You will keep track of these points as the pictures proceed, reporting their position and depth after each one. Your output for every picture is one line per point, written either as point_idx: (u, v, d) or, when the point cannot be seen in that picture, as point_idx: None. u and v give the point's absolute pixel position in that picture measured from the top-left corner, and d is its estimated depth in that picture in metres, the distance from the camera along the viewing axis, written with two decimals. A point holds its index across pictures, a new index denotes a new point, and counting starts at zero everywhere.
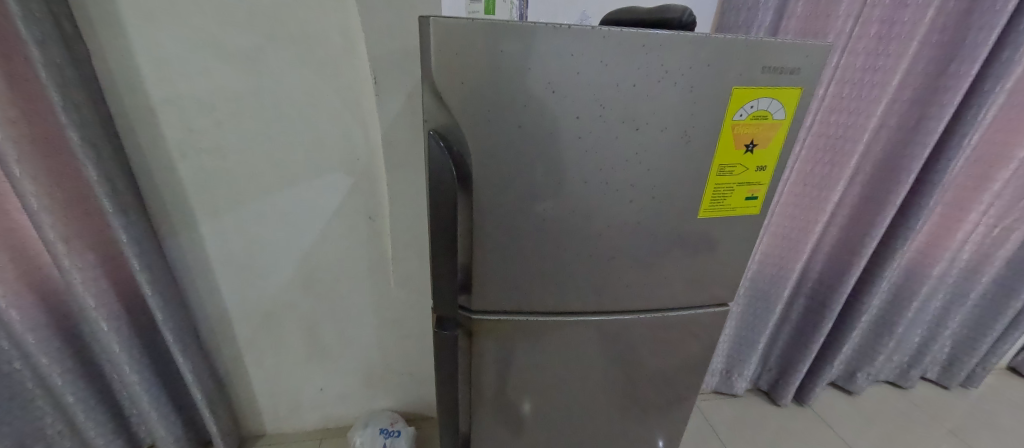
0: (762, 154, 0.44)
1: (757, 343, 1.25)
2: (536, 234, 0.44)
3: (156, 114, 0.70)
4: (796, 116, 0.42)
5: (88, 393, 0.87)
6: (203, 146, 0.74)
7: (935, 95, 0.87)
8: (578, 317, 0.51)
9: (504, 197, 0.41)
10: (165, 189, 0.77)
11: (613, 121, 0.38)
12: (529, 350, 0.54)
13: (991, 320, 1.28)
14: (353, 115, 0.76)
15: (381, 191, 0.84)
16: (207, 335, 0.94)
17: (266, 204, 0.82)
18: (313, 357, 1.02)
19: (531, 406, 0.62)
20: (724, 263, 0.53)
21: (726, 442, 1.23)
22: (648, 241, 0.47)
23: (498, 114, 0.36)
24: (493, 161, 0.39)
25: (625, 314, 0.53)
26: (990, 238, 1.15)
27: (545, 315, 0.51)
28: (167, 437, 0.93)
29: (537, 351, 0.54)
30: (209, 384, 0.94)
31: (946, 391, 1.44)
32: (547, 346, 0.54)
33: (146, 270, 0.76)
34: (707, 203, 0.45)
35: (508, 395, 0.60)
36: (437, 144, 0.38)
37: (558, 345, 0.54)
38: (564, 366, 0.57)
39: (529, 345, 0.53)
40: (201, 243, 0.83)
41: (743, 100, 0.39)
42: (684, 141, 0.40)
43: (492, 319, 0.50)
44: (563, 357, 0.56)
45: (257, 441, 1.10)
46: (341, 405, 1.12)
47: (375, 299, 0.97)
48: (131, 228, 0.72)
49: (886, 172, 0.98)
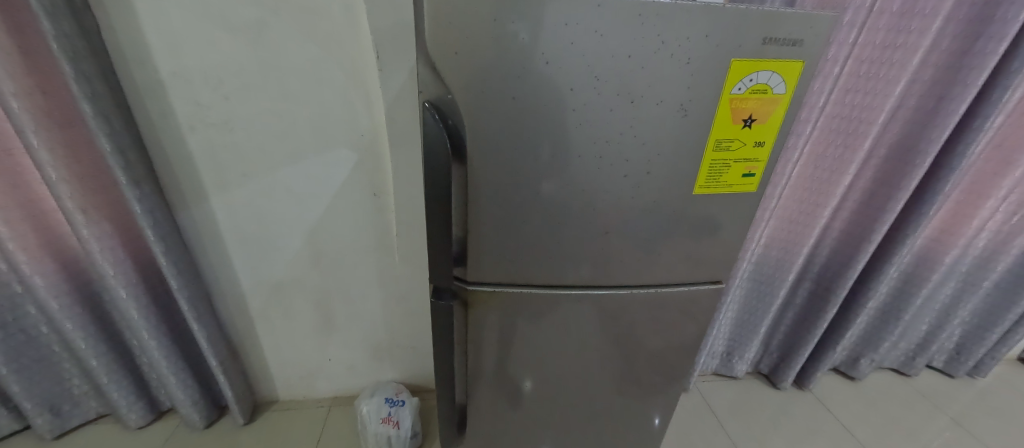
0: (761, 129, 0.43)
1: (759, 326, 1.26)
2: (531, 208, 0.45)
3: (165, 89, 0.72)
4: (797, 90, 0.41)
5: (110, 356, 0.93)
6: (212, 121, 0.76)
7: (958, 75, 0.84)
8: (571, 291, 0.52)
9: (498, 169, 0.42)
10: (176, 162, 0.80)
11: (609, 94, 0.38)
12: (527, 323, 0.55)
13: (1003, 310, 1.25)
14: (357, 93, 0.77)
15: (385, 167, 0.85)
16: (220, 305, 0.98)
17: (275, 179, 0.84)
18: (321, 328, 1.07)
19: (531, 384, 0.65)
20: (720, 241, 0.53)
21: (724, 424, 1.25)
22: (643, 217, 0.47)
23: (492, 84, 0.37)
24: (486, 133, 0.39)
25: (619, 289, 0.53)
26: (1009, 226, 1.12)
27: (539, 287, 0.52)
28: (185, 400, 1.00)
29: (537, 328, 0.56)
30: (223, 352, 1.00)
31: (951, 380, 1.43)
32: (546, 324, 0.56)
33: (159, 239, 0.80)
34: (703, 178, 0.45)
35: (508, 372, 0.63)
36: (431, 116, 0.39)
37: (556, 321, 0.56)
38: (560, 340, 0.58)
39: (526, 317, 0.55)
40: (213, 216, 0.87)
41: (742, 72, 0.38)
42: (679, 115, 0.40)
43: (486, 290, 0.51)
44: (558, 332, 0.57)
45: (271, 406, 1.17)
46: (349, 375, 1.17)
47: (381, 275, 1.00)
48: (144, 199, 0.76)
49: (901, 154, 0.96)
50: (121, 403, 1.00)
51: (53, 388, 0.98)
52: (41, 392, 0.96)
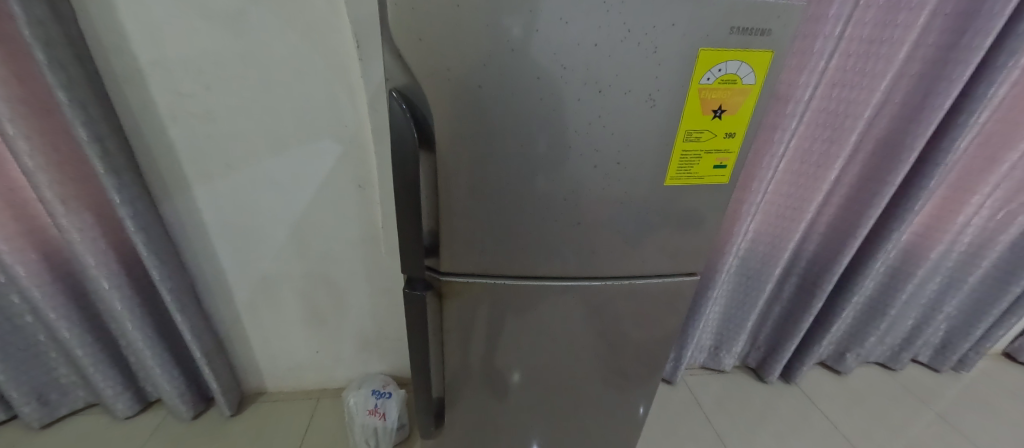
0: (731, 120, 0.43)
1: (746, 320, 1.27)
2: (502, 198, 0.45)
3: (144, 77, 0.71)
4: (767, 81, 0.41)
5: (96, 346, 0.94)
6: (193, 111, 0.76)
7: (943, 69, 0.84)
8: (546, 282, 0.52)
9: (469, 159, 0.42)
10: (157, 153, 0.79)
11: (576, 82, 0.37)
12: (503, 314, 0.56)
13: (988, 306, 1.26)
14: (340, 83, 0.76)
15: (370, 159, 0.85)
16: (205, 296, 0.99)
17: (259, 170, 0.84)
18: (308, 321, 1.07)
19: (518, 377, 0.65)
20: (695, 232, 0.53)
21: (710, 416, 1.27)
22: (615, 207, 0.47)
23: (457, 72, 0.36)
24: (454, 122, 0.39)
25: (595, 280, 0.54)
26: (995, 222, 1.12)
27: (513, 277, 0.52)
28: (171, 390, 1.01)
29: (519, 320, 0.57)
30: (209, 344, 1.01)
31: (936, 374, 1.45)
32: (527, 317, 0.56)
33: (141, 230, 0.80)
34: (674, 170, 0.45)
35: (494, 366, 0.63)
36: (398, 105, 0.38)
37: (536, 313, 0.56)
38: (536, 332, 0.59)
39: (501, 308, 0.55)
40: (196, 207, 0.87)
41: (710, 62, 0.38)
42: (648, 105, 0.40)
43: (460, 281, 0.51)
44: (534, 323, 0.57)
45: (259, 398, 1.18)
46: (337, 367, 1.17)
47: (367, 266, 1.00)
48: (124, 189, 0.76)
49: (887, 149, 0.96)
50: (108, 393, 1.01)
51: (39, 378, 0.98)
52: (29, 381, 0.97)
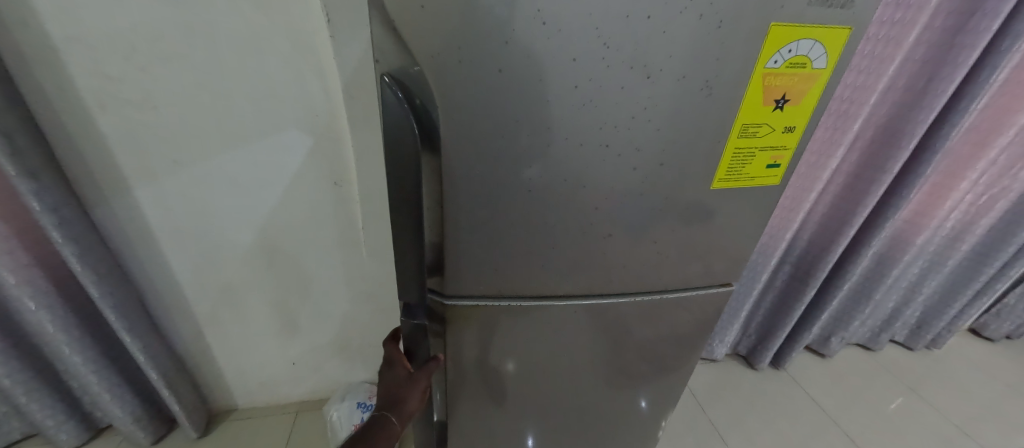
0: (792, 112, 0.37)
1: (741, 310, 1.27)
2: (519, 209, 0.37)
3: (60, 57, 0.57)
4: (837, 64, 0.35)
5: (27, 374, 0.81)
6: (126, 97, 0.62)
7: (950, 54, 0.81)
8: (565, 300, 0.46)
9: (482, 164, 0.33)
10: (86, 148, 0.65)
11: (620, 66, 0.29)
12: (513, 336, 0.49)
13: (962, 286, 1.31)
14: (304, 62, 0.64)
15: (346, 152, 0.73)
16: (160, 311, 0.87)
17: (212, 167, 0.71)
18: (282, 332, 0.97)
19: (527, 398, 0.60)
20: (730, 240, 0.48)
21: (703, 406, 1.27)
22: (648, 215, 0.40)
23: (471, 52, 0.27)
24: (465, 119, 0.30)
25: (618, 296, 0.48)
26: (977, 206, 1.15)
27: (528, 297, 0.45)
28: (125, 417, 0.90)
29: (532, 342, 0.50)
30: (167, 364, 0.89)
31: (909, 352, 1.53)
32: (540, 337, 0.50)
33: (71, 242, 0.67)
34: (723, 171, 0.39)
35: (501, 389, 0.57)
36: (391, 92, 0.30)
37: (550, 332, 0.50)
38: (550, 352, 0.53)
39: (511, 329, 0.48)
40: (140, 211, 0.74)
41: (783, 41, 0.31)
42: (704, 94, 0.32)
43: (468, 304, 0.44)
44: (548, 343, 0.51)
45: (229, 415, 1.08)
46: (318, 378, 1.08)
47: (348, 271, 0.90)
48: (45, 194, 0.62)
49: (887, 136, 0.94)
50: (47, 424, 0.88)
51: None
52: None
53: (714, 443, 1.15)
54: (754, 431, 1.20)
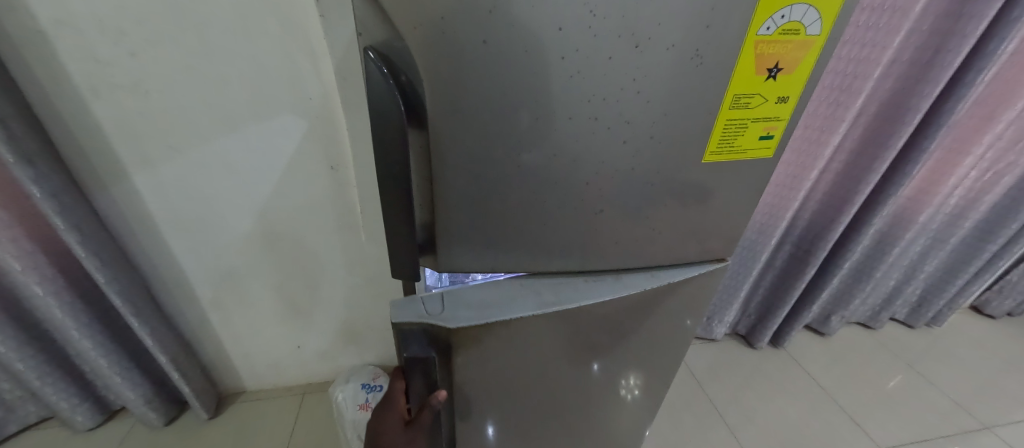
0: (785, 81, 0.36)
1: (740, 290, 1.27)
2: (508, 185, 0.37)
3: (50, 42, 0.56)
4: (832, 30, 0.34)
5: (40, 358, 0.83)
6: (119, 82, 0.62)
7: (958, 24, 0.78)
8: (574, 303, 0.42)
9: (469, 139, 0.33)
10: (82, 135, 0.66)
11: (608, 36, 0.28)
12: (521, 351, 0.44)
13: (965, 264, 1.31)
14: (295, 44, 0.63)
15: (341, 136, 0.73)
16: (165, 296, 0.89)
17: (209, 153, 0.71)
18: (287, 316, 0.99)
19: (530, 413, 0.55)
20: (727, 212, 0.47)
21: (703, 385, 1.29)
22: (641, 190, 0.40)
23: (454, 22, 0.26)
24: (451, 92, 0.30)
25: (624, 290, 0.46)
26: (982, 182, 1.14)
27: (536, 306, 0.40)
28: (137, 399, 0.93)
29: (541, 353, 0.46)
30: (175, 348, 0.92)
31: (909, 330, 1.54)
32: (548, 347, 0.45)
33: (74, 228, 0.68)
34: (714, 144, 0.38)
35: (506, 412, 0.52)
36: (376, 67, 0.29)
37: (559, 340, 0.45)
38: (556, 360, 0.49)
39: (519, 343, 0.42)
40: (140, 198, 0.75)
41: (775, 6, 0.30)
42: (694, 63, 0.31)
43: (478, 326, 0.37)
44: (555, 352, 0.47)
45: (238, 397, 1.11)
46: (323, 361, 1.11)
47: (348, 255, 0.91)
48: (45, 182, 0.63)
49: (891, 112, 0.92)
50: (62, 406, 0.92)
51: None
52: None
53: (712, 421, 1.18)
54: (751, 408, 1.22)
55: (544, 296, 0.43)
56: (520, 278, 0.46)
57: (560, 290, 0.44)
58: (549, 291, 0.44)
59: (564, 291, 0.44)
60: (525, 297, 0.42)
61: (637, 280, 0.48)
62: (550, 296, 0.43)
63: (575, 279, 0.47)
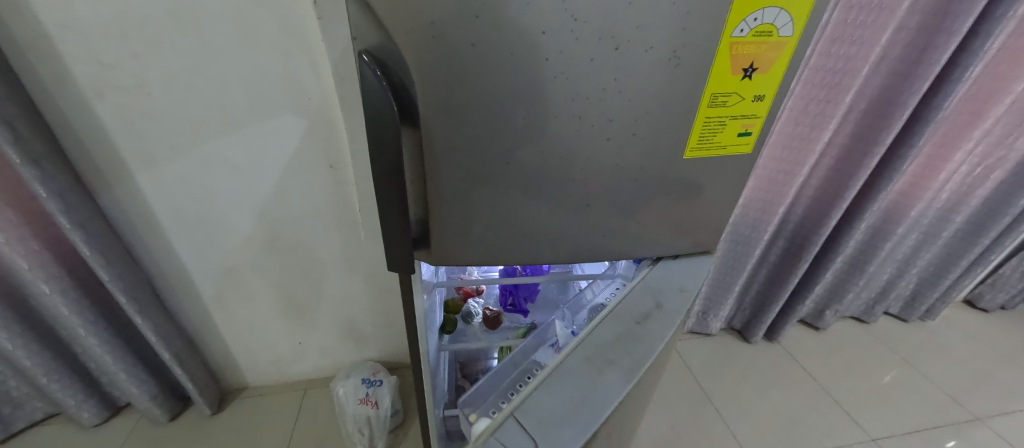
0: (761, 80, 0.38)
1: (734, 285, 1.29)
2: (498, 181, 0.38)
3: (55, 44, 0.58)
4: (804, 32, 0.35)
5: (46, 355, 0.85)
6: (122, 84, 0.64)
7: (945, 21, 0.80)
8: (647, 355, 0.36)
9: (459, 137, 0.35)
10: (86, 136, 0.68)
11: (589, 38, 0.30)
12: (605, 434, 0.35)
13: (957, 258, 1.33)
14: (293, 45, 0.65)
15: (340, 135, 0.75)
16: (168, 294, 0.91)
17: (211, 152, 0.73)
18: (288, 312, 1.01)
19: None
20: (712, 207, 0.49)
21: (699, 379, 1.31)
22: (627, 185, 0.42)
23: (444, 27, 0.28)
24: (442, 93, 0.32)
25: (670, 322, 0.41)
26: (972, 177, 1.15)
27: (627, 379, 0.33)
28: (142, 395, 0.95)
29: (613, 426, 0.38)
30: (178, 344, 0.94)
31: (903, 324, 1.55)
32: (621, 415, 0.38)
33: (79, 227, 0.70)
34: (695, 140, 0.40)
35: None
36: (370, 69, 0.31)
37: (628, 402, 0.39)
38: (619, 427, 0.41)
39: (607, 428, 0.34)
40: (143, 197, 0.76)
41: (748, 9, 0.31)
42: (672, 64, 0.33)
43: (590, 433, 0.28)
44: (620, 417, 0.40)
45: (241, 393, 1.13)
46: (324, 357, 1.13)
47: (348, 252, 0.93)
48: (51, 181, 0.65)
49: (880, 108, 0.94)
50: (68, 403, 0.94)
51: None
52: None
53: (708, 415, 1.20)
54: (746, 402, 1.24)
55: (620, 362, 0.35)
56: (574, 352, 0.37)
57: (626, 347, 0.37)
58: (619, 353, 0.36)
59: (632, 348, 0.37)
60: (604, 371, 0.34)
61: (675, 305, 0.44)
62: (627, 359, 0.35)
63: (628, 329, 0.40)
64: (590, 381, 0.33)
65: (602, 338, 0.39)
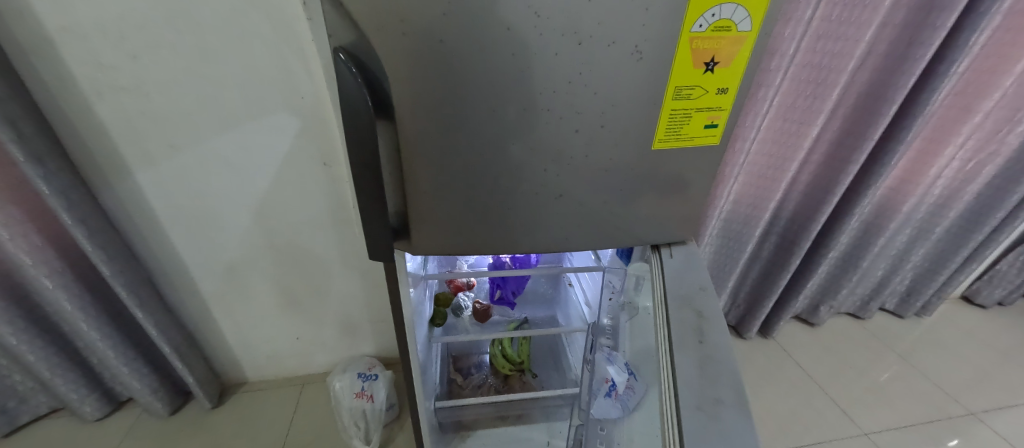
0: (724, 74, 0.39)
1: (727, 281, 1.29)
2: (472, 171, 0.40)
3: (56, 46, 0.61)
4: (763, 27, 0.36)
5: (50, 349, 0.88)
6: (121, 84, 0.66)
7: (929, 17, 0.80)
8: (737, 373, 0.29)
9: (432, 128, 0.37)
10: (88, 135, 0.70)
11: (552, 34, 0.31)
12: None
13: (952, 254, 1.33)
14: (286, 46, 0.67)
15: (333, 133, 0.77)
16: (168, 289, 0.93)
17: (207, 151, 0.76)
18: (284, 308, 1.03)
19: None
20: (684, 197, 0.50)
21: None
22: (599, 177, 0.44)
23: (412, 24, 0.29)
24: (413, 86, 0.33)
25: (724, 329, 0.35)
26: (964, 172, 1.15)
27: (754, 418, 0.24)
28: (143, 389, 0.98)
29: None
30: (178, 339, 0.96)
31: (899, 320, 1.55)
32: None
33: (80, 224, 0.72)
34: (662, 131, 0.41)
35: None
36: (346, 66, 0.33)
37: None
38: None
39: None
40: (143, 194, 0.79)
41: (706, 5, 0.32)
42: (635, 58, 0.34)
43: None
44: None
45: (240, 388, 1.16)
46: (321, 352, 1.15)
47: (342, 247, 0.95)
48: (53, 179, 0.67)
49: (868, 103, 0.94)
50: (71, 396, 0.97)
51: None
52: None
53: None
54: None
55: (724, 396, 0.27)
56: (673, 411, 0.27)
57: (715, 377, 0.29)
58: (713, 387, 0.28)
59: (722, 372, 0.29)
60: (722, 418, 0.25)
61: (713, 308, 0.39)
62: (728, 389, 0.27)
63: (698, 355, 0.32)
64: (723, 440, 0.23)
65: (683, 378, 0.29)
